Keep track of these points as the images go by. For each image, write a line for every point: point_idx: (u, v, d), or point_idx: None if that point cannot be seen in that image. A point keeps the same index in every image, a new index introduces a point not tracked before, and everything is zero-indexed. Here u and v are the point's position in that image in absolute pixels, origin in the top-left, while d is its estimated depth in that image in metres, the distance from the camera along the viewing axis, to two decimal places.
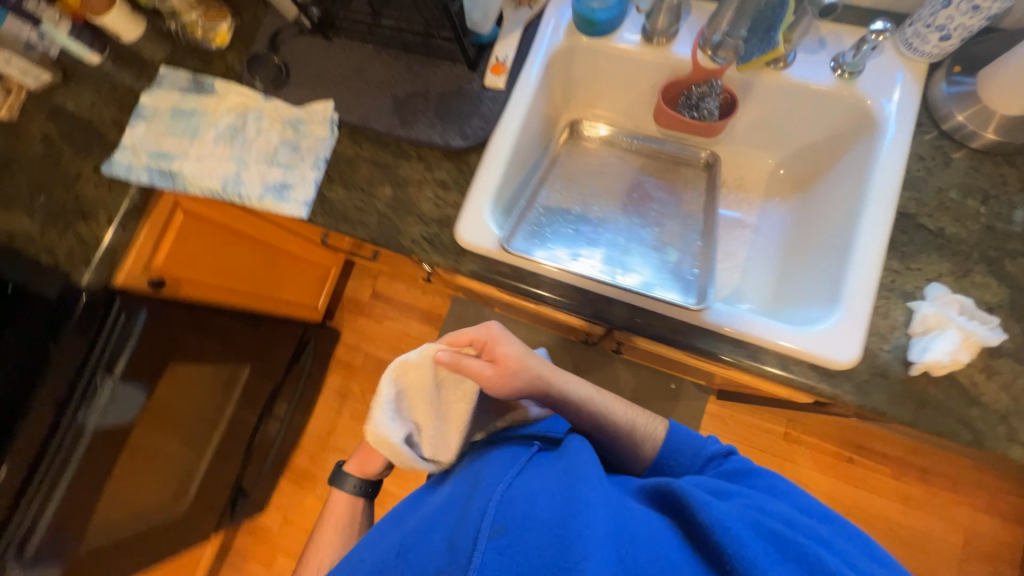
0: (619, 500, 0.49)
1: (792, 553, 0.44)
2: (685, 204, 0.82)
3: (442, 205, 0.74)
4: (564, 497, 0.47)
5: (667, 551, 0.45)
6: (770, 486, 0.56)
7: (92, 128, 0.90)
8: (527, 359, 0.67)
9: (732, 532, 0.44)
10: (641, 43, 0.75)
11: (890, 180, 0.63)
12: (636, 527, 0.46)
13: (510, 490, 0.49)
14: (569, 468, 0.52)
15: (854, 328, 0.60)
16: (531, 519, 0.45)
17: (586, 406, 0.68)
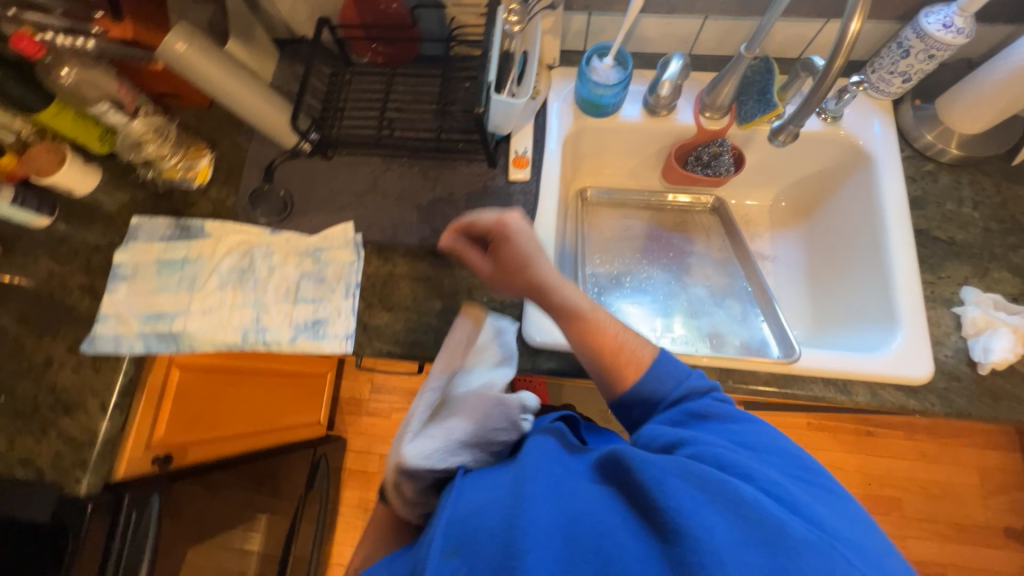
0: (570, 486, 0.43)
1: (737, 518, 0.38)
2: (716, 253, 0.87)
3: (500, 308, 0.72)
4: (513, 496, 0.41)
5: (615, 525, 0.40)
6: (750, 436, 0.48)
7: (57, 303, 0.78)
8: (556, 287, 0.57)
9: (674, 498, 0.39)
10: (646, 115, 0.80)
11: (900, 206, 0.72)
12: (578, 507, 0.41)
13: (458, 503, 0.42)
14: (528, 464, 0.45)
15: (921, 345, 0.65)
16: (480, 528, 0.39)
17: (601, 343, 0.56)
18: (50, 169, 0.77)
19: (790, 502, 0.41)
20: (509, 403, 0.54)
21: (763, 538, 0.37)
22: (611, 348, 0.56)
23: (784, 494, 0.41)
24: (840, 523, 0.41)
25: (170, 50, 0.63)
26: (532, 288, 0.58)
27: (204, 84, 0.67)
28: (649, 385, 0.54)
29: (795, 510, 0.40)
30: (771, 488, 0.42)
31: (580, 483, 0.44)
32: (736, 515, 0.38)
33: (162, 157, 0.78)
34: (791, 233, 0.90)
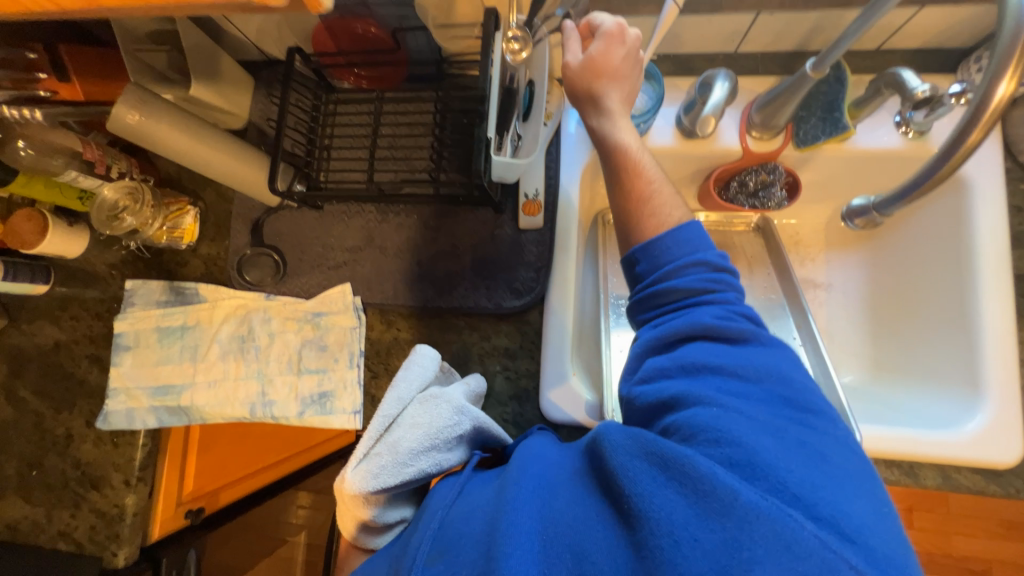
0: (556, 488, 0.37)
1: (726, 516, 0.29)
2: (760, 286, 0.74)
3: (516, 377, 0.65)
4: (491, 502, 0.37)
5: (591, 521, 0.34)
6: (743, 361, 0.39)
7: (68, 375, 0.76)
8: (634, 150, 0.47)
9: (647, 486, 0.32)
10: (680, 138, 0.66)
11: (999, 249, 0.60)
12: (558, 513, 0.35)
13: (445, 507, 0.40)
14: (513, 463, 0.40)
15: (1010, 422, 0.56)
16: (462, 538, 0.36)
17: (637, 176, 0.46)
18: (33, 240, 0.72)
19: (792, 471, 0.32)
20: (456, 396, 0.51)
21: (751, 528, 0.29)
22: (637, 193, 0.46)
23: (795, 463, 0.32)
24: (861, 509, 0.31)
25: (122, 123, 0.54)
26: (607, 77, 0.47)
27: (170, 152, 0.59)
28: (680, 253, 0.43)
29: (772, 472, 0.31)
30: (773, 450, 0.33)
31: (563, 482, 0.38)
32: (722, 515, 0.30)
33: (145, 225, 0.70)
34: (853, 258, 0.76)
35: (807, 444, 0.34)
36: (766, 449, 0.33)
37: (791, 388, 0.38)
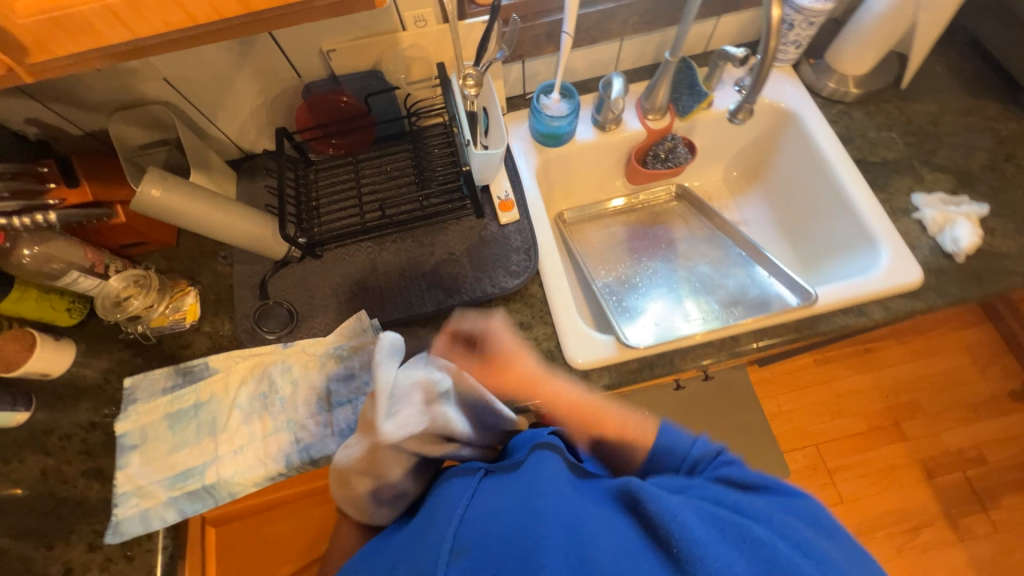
0: (580, 505, 0.47)
1: (749, 548, 0.43)
2: (699, 231, 0.94)
3: (537, 343, 0.73)
4: (524, 512, 0.46)
5: (632, 544, 0.44)
6: (770, 498, 0.50)
7: (60, 502, 0.69)
8: (570, 394, 0.64)
9: (680, 519, 0.44)
10: (598, 132, 0.87)
11: (836, 146, 0.83)
12: (591, 524, 0.45)
13: (469, 511, 0.48)
14: (539, 483, 0.49)
15: (903, 253, 0.74)
16: (491, 535, 0.44)
17: (578, 409, 0.63)
18: (21, 359, 0.71)
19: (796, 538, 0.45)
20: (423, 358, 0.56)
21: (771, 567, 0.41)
22: (612, 431, 0.61)
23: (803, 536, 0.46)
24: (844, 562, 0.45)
25: (143, 198, 0.61)
26: (520, 390, 0.63)
27: (182, 220, 0.66)
28: (666, 445, 0.57)
29: (819, 555, 0.44)
30: (780, 523, 0.47)
31: (586, 503, 0.48)
32: (749, 551, 0.42)
33: (149, 308, 0.73)
34: (752, 196, 0.99)
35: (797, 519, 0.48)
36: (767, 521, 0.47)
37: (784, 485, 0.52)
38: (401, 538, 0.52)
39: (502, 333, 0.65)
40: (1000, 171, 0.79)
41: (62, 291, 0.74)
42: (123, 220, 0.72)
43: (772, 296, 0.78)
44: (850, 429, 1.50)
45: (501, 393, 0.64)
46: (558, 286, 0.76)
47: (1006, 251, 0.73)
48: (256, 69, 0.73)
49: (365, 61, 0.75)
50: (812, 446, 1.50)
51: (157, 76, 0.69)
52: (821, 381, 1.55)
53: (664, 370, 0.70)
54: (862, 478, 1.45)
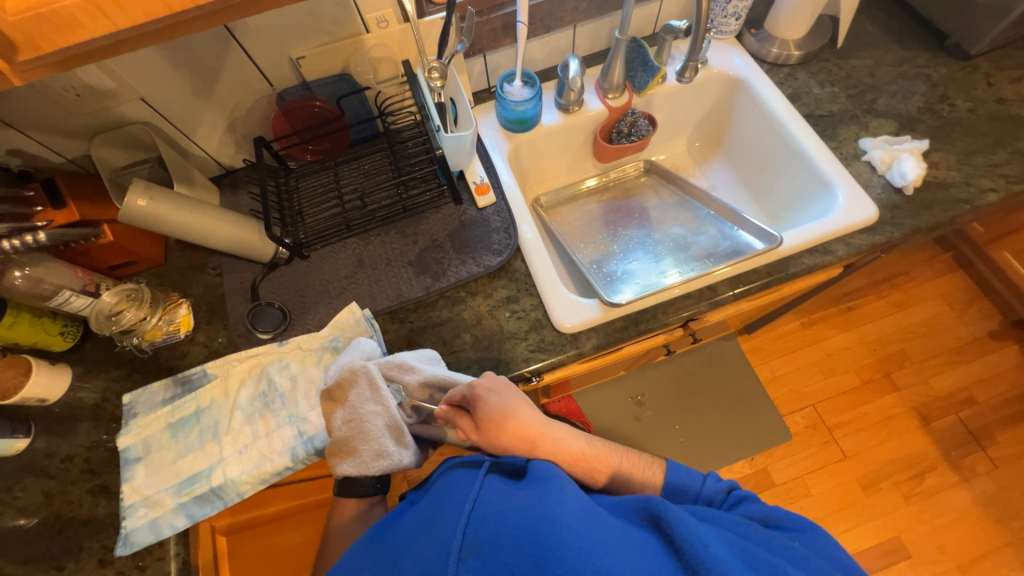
0: (597, 513, 0.50)
1: (766, 570, 0.45)
2: (669, 199, 0.99)
3: (525, 314, 0.76)
4: (541, 519, 0.48)
5: (649, 557, 0.46)
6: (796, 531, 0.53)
7: (67, 522, 0.68)
8: (568, 449, 0.60)
9: (710, 549, 0.45)
10: (563, 115, 0.92)
11: (784, 104, 0.88)
12: (606, 532, 0.47)
13: (482, 508, 0.51)
14: (554, 488, 0.52)
15: (857, 192, 0.78)
16: (503, 537, 0.48)
17: (579, 462, 0.60)
18: (17, 386, 0.71)
19: (811, 564, 0.48)
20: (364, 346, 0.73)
21: None
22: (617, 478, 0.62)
23: (816, 563, 0.48)
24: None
25: (130, 208, 0.64)
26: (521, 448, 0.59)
27: (170, 228, 0.69)
28: (677, 483, 0.62)
29: None
30: (794, 553, 0.49)
31: (599, 511, 0.51)
32: (765, 570, 0.45)
33: (142, 320, 0.75)
34: (715, 164, 1.04)
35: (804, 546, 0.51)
36: (777, 548, 0.50)
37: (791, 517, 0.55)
38: (408, 523, 0.57)
39: (489, 395, 0.61)
40: (936, 110, 0.85)
41: (54, 315, 0.74)
42: (112, 239, 0.74)
43: (743, 248, 0.82)
44: (844, 385, 1.53)
45: (496, 449, 0.60)
46: (540, 258, 0.79)
47: (951, 181, 0.78)
48: (230, 83, 0.77)
49: (334, 65, 0.80)
50: (809, 407, 1.51)
51: (134, 96, 0.73)
52: (809, 342, 1.59)
53: (648, 326, 0.74)
54: (861, 431, 1.48)
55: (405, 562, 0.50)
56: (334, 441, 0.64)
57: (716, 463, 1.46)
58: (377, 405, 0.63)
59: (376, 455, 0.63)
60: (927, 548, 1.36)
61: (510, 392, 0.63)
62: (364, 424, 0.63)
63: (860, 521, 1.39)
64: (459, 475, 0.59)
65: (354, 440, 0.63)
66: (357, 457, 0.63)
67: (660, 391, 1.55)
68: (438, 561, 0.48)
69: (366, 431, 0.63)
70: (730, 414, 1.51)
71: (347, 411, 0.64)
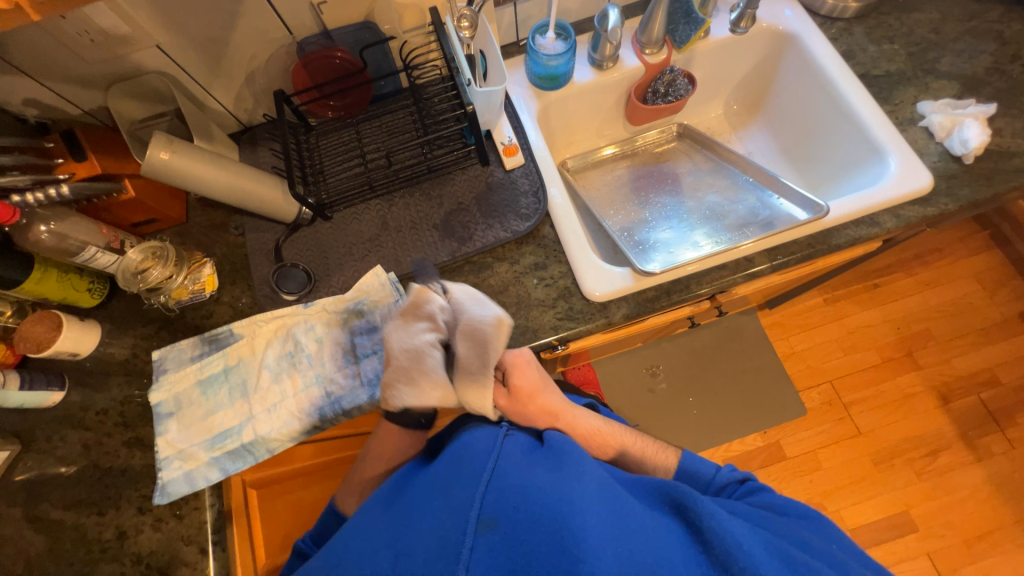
0: (615, 495, 0.52)
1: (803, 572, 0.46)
2: (705, 164, 0.94)
3: (553, 282, 0.74)
4: (563, 497, 0.50)
5: (674, 546, 0.48)
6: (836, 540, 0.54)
7: (106, 471, 0.71)
8: (586, 424, 0.67)
9: (744, 548, 0.46)
10: (596, 71, 0.86)
11: (838, 62, 0.81)
12: (629, 519, 0.50)
13: (499, 480, 0.53)
14: (572, 468, 0.54)
15: (911, 160, 0.74)
16: (520, 513, 0.49)
17: (594, 438, 0.67)
18: (50, 340, 0.71)
19: (852, 570, 0.49)
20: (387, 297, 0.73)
21: None
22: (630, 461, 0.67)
23: (851, 567, 0.50)
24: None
25: (153, 161, 0.63)
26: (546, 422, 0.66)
27: (191, 183, 0.67)
28: (690, 468, 0.64)
29: None
30: (829, 555, 0.50)
31: (619, 494, 0.53)
32: (801, 571, 0.46)
33: (168, 278, 0.75)
34: (753, 129, 0.98)
35: (838, 548, 0.53)
36: (814, 548, 0.51)
37: (799, 508, 0.57)
38: (421, 485, 0.58)
39: (527, 366, 0.66)
40: (1005, 71, 0.78)
41: (81, 271, 0.74)
42: (132, 196, 0.72)
43: (783, 218, 0.78)
44: (864, 363, 1.51)
45: (522, 422, 0.65)
46: (568, 223, 0.76)
47: (1015, 150, 0.73)
48: (248, 30, 0.73)
49: (356, 13, 0.75)
50: (826, 383, 1.50)
51: (150, 43, 0.69)
52: (830, 319, 1.56)
53: (680, 297, 0.72)
54: (876, 409, 1.47)
55: (421, 528, 0.51)
56: (390, 368, 0.58)
57: (728, 435, 1.48)
58: (434, 335, 0.59)
59: (433, 387, 0.57)
60: (935, 523, 1.37)
61: (541, 370, 0.68)
62: (424, 357, 0.57)
63: (868, 496, 1.40)
64: (472, 436, 0.60)
65: (413, 370, 0.57)
66: (415, 388, 0.57)
67: (675, 363, 1.54)
68: (456, 530, 0.49)
69: (426, 364, 0.57)
70: (746, 387, 1.51)
71: (405, 339, 0.58)
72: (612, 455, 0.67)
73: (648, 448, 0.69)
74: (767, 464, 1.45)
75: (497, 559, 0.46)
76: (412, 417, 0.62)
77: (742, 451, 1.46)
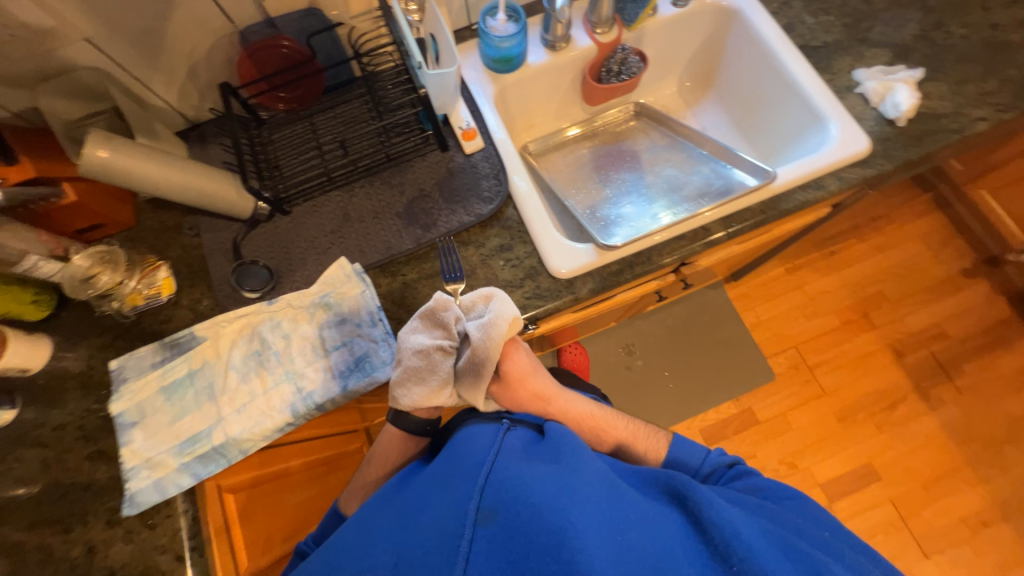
0: (615, 486, 0.53)
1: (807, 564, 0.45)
2: (659, 140, 0.97)
3: (519, 262, 0.75)
4: (562, 489, 0.51)
5: (672, 534, 0.49)
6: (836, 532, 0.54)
7: (69, 488, 0.68)
8: (579, 409, 0.69)
9: (745, 540, 0.46)
10: (550, 53, 0.87)
11: (779, 34, 0.85)
12: (627, 509, 0.50)
13: (498, 473, 0.54)
14: (571, 460, 0.55)
15: (851, 125, 0.77)
16: (518, 505, 0.50)
17: (586, 421, 0.69)
18: None
19: (850, 558, 0.50)
20: (352, 288, 0.73)
21: None
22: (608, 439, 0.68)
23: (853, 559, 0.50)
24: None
25: (90, 159, 0.60)
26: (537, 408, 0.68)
27: (135, 181, 0.64)
28: (678, 458, 0.65)
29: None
30: (832, 546, 0.51)
31: (619, 484, 0.54)
32: (805, 561, 0.46)
33: (120, 284, 0.72)
34: (707, 104, 1.01)
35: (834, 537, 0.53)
36: (815, 540, 0.51)
37: (785, 491, 0.59)
38: (421, 480, 0.60)
39: (518, 353, 0.68)
40: (931, 38, 0.83)
41: (24, 283, 0.70)
42: (74, 200, 0.69)
43: (736, 188, 0.81)
44: (825, 327, 1.59)
45: (514, 407, 0.67)
46: (532, 206, 0.77)
47: (942, 111, 0.78)
48: (186, 20, 0.70)
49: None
50: (792, 348, 1.57)
51: (79, 37, 0.66)
52: (792, 287, 1.63)
53: (643, 268, 0.74)
54: (839, 369, 1.55)
55: (421, 521, 0.52)
56: (401, 368, 0.62)
57: (704, 406, 1.53)
58: (444, 341, 0.62)
59: (441, 389, 0.63)
60: (897, 471, 1.46)
61: (534, 360, 0.70)
62: (434, 360, 0.61)
63: (835, 451, 1.48)
64: (473, 433, 0.62)
65: (423, 372, 0.62)
66: (424, 387, 0.62)
67: (650, 340, 1.58)
68: (455, 522, 0.50)
69: (436, 367, 0.62)
70: (717, 358, 1.57)
71: (417, 343, 0.61)
72: (584, 424, 0.69)
73: (638, 433, 0.70)
74: (741, 429, 1.51)
75: (495, 550, 0.47)
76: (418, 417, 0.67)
77: (717, 420, 1.52)
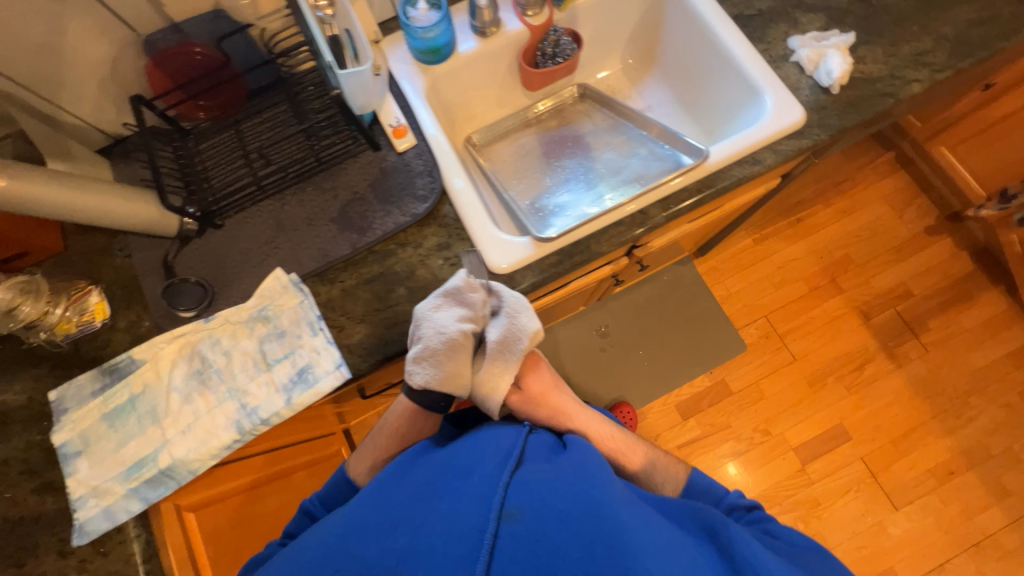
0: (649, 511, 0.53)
1: None
2: (603, 122, 0.95)
3: (459, 260, 0.74)
4: (596, 502, 0.52)
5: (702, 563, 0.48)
6: None
7: (15, 522, 0.64)
8: (600, 430, 0.70)
9: None
10: (480, 39, 0.84)
11: (711, 5, 0.83)
12: (663, 531, 0.50)
13: (528, 479, 0.55)
14: (601, 475, 0.56)
15: (785, 96, 0.76)
16: (547, 508, 0.52)
17: (608, 442, 0.70)
18: None
19: None
20: (290, 300, 0.72)
21: None
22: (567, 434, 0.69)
23: None
24: None
25: None
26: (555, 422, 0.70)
27: (34, 210, 0.61)
28: (703, 486, 0.64)
29: None
30: None
31: (651, 510, 0.54)
32: None
33: (45, 313, 0.69)
34: (650, 82, 0.99)
35: None
36: None
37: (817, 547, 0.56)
38: (437, 467, 0.62)
39: (536, 368, 0.72)
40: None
41: None
42: None
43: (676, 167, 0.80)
44: (793, 295, 1.60)
45: (534, 419, 0.70)
46: (468, 202, 0.75)
47: (876, 75, 0.77)
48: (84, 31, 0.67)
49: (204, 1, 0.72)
50: (761, 318, 1.59)
51: None
52: (760, 258, 1.64)
53: (583, 257, 0.73)
54: (807, 335, 1.57)
55: (440, 507, 0.55)
56: (421, 346, 0.62)
57: (678, 381, 1.55)
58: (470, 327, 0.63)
59: (455, 376, 0.63)
60: (866, 430, 1.50)
61: (555, 378, 0.73)
62: (458, 343, 0.62)
63: (807, 415, 1.52)
64: (498, 432, 0.66)
65: (442, 354, 0.61)
66: (440, 371, 0.62)
67: (622, 320, 1.59)
68: (480, 517, 0.52)
69: (459, 350, 0.62)
70: (689, 333, 1.58)
71: (441, 322, 0.62)
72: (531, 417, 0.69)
73: (659, 459, 0.69)
74: (716, 401, 1.54)
75: (518, 550, 0.49)
76: (429, 400, 0.64)
77: (692, 394, 1.54)
